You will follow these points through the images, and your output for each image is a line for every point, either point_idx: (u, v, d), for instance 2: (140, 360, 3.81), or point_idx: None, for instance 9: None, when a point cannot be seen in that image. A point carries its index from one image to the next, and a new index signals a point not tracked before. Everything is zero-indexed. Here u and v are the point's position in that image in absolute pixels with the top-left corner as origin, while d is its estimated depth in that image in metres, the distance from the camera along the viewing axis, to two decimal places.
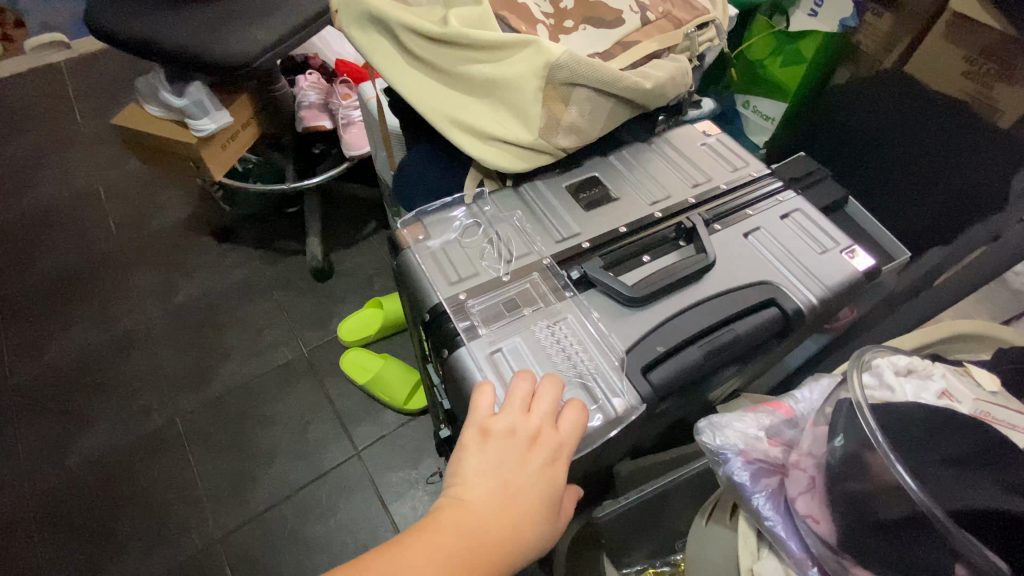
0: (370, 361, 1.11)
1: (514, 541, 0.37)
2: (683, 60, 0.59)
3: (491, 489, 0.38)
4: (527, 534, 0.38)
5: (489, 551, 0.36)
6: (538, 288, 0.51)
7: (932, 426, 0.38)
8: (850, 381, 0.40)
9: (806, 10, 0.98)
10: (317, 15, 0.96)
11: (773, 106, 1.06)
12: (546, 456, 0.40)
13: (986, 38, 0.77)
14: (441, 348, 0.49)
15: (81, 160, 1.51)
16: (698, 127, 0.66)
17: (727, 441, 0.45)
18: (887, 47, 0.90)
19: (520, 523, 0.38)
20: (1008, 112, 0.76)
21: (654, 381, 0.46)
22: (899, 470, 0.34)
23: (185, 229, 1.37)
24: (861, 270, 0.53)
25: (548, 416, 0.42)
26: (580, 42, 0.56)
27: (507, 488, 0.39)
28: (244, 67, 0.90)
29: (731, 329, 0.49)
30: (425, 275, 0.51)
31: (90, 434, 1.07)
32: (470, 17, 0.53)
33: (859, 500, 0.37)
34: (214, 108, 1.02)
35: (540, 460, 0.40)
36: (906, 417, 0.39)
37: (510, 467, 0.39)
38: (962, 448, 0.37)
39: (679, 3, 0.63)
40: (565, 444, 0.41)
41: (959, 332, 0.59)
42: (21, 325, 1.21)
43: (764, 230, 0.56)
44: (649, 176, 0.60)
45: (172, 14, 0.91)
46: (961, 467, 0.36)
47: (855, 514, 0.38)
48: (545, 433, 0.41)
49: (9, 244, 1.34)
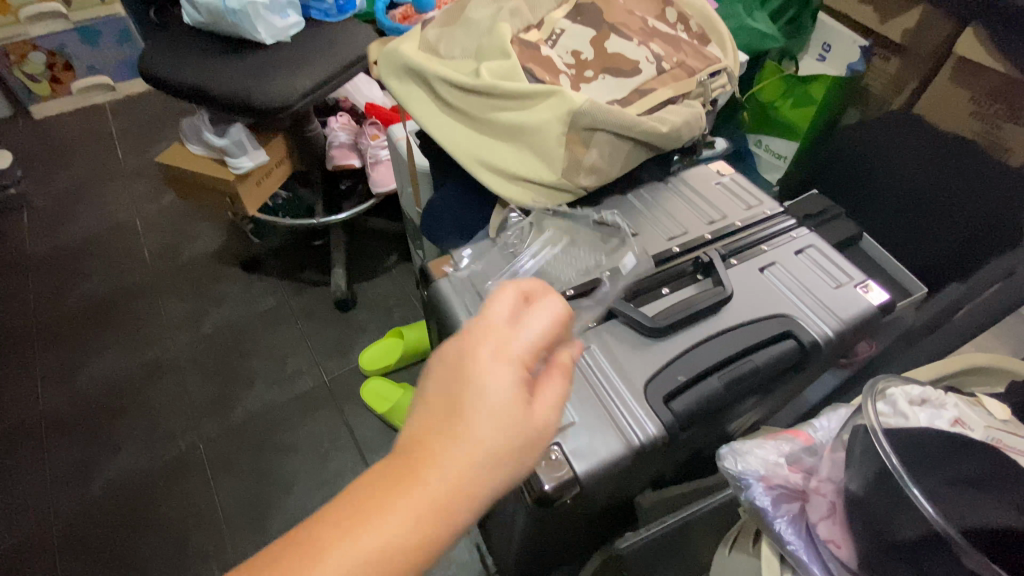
0: (390, 391, 1.13)
1: (483, 469, 0.29)
2: (696, 106, 0.62)
3: (436, 420, 0.29)
4: (498, 458, 0.29)
5: (454, 488, 0.28)
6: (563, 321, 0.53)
7: (948, 450, 0.38)
8: (866, 408, 0.41)
9: (815, 55, 1.08)
10: (351, 63, 1.03)
11: (785, 145, 1.09)
12: (505, 356, 0.31)
13: (991, 82, 0.86)
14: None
15: (121, 195, 1.59)
16: (712, 168, 0.69)
17: (748, 466, 0.46)
18: (894, 90, 1.01)
19: (481, 445, 0.29)
20: (1015, 151, 0.86)
21: (675, 410, 0.48)
22: (918, 497, 0.35)
23: (215, 260, 1.43)
24: (875, 304, 0.55)
25: (496, 316, 0.32)
26: (600, 91, 0.60)
27: (452, 409, 0.30)
28: (284, 110, 0.97)
29: (749, 359, 0.50)
30: (453, 304, 0.54)
31: (116, 457, 1.10)
32: (499, 69, 0.58)
33: (876, 519, 0.38)
34: (252, 147, 1.08)
35: (492, 357, 0.30)
36: (922, 441, 0.39)
37: (451, 384, 0.30)
38: (977, 471, 0.37)
39: (692, 53, 0.67)
40: (531, 340, 0.32)
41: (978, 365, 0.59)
42: (56, 350, 1.26)
43: (779, 265, 0.58)
44: (666, 214, 0.63)
45: (219, 62, 0.99)
46: (977, 490, 0.36)
47: (871, 532, 0.38)
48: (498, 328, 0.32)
49: (50, 273, 1.41)
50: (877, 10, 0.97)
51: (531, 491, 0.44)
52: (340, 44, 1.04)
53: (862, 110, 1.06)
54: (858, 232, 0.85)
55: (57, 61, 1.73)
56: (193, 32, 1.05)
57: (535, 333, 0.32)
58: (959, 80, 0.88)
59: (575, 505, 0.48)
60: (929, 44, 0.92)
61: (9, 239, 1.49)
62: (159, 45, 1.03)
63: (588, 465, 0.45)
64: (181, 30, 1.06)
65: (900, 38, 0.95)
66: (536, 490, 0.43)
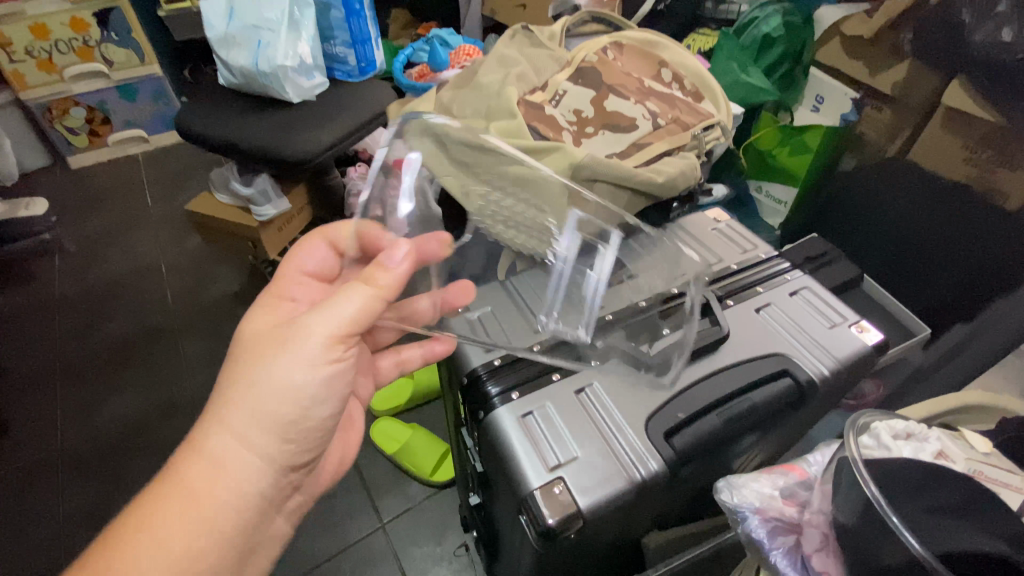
0: (399, 432, 1.14)
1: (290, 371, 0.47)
2: (692, 157, 0.67)
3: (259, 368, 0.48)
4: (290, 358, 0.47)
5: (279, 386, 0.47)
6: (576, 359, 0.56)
7: (923, 479, 0.39)
8: (845, 440, 0.42)
9: (808, 106, 1.11)
10: (371, 120, 1.11)
11: (784, 191, 1.13)
12: (293, 275, 0.57)
13: (982, 130, 0.85)
14: (477, 411, 0.53)
15: (148, 240, 1.67)
16: (709, 214, 0.73)
17: (743, 499, 0.47)
18: (890, 138, 1.01)
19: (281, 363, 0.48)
20: (1013, 196, 0.82)
21: (676, 445, 0.49)
22: (900, 527, 0.35)
23: (234, 302, 1.48)
24: (870, 344, 0.57)
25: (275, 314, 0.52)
26: (599, 146, 0.66)
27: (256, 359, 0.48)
28: (307, 162, 1.04)
29: (748, 397, 0.52)
30: (463, 345, 0.57)
31: (129, 497, 1.11)
32: (506, 127, 0.64)
33: (861, 549, 0.37)
34: (275, 196, 1.15)
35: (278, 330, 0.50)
36: (898, 471, 0.40)
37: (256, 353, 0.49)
38: (952, 500, 0.38)
39: (686, 109, 0.72)
40: (314, 262, 0.59)
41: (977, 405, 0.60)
42: (77, 390, 1.30)
43: (774, 305, 0.61)
44: (666, 257, 0.65)
45: (249, 119, 1.07)
46: (952, 518, 0.37)
47: (856, 559, 0.38)
48: (300, 259, 0.58)
49: (77, 314, 1.47)
50: (866, 65, 1.00)
51: (534, 525, 0.45)
52: (361, 102, 1.12)
53: (858, 156, 1.06)
54: (859, 274, 0.88)
55: (96, 115, 1.83)
56: (226, 92, 1.14)
57: (315, 258, 0.59)
58: (950, 127, 0.89)
59: (580, 543, 0.49)
60: (920, 93, 0.94)
61: (41, 281, 1.56)
62: (194, 104, 1.12)
63: (591, 499, 0.46)
64: (216, 91, 1.16)
65: (889, 90, 0.98)
66: (540, 523, 0.44)
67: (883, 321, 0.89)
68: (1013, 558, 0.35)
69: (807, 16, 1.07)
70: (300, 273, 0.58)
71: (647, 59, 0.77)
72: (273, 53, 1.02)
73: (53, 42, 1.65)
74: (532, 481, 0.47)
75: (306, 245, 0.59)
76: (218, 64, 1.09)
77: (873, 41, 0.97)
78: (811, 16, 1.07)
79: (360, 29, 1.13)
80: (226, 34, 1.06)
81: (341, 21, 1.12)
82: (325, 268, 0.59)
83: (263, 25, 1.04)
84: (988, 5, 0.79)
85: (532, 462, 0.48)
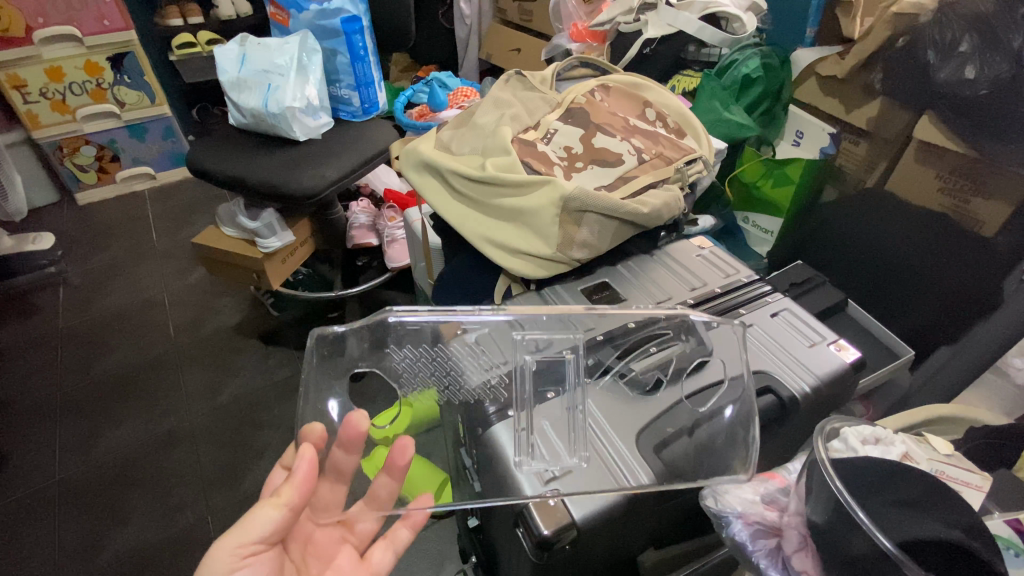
0: None
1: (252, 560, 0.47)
2: (675, 190, 0.73)
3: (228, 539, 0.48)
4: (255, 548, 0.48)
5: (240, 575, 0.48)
6: (539, 377, 0.60)
7: (888, 476, 0.42)
8: (814, 443, 0.45)
9: (790, 141, 1.13)
10: (373, 156, 1.17)
11: (770, 221, 1.12)
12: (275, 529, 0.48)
13: (953, 162, 0.90)
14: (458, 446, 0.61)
15: (149, 271, 1.67)
16: (693, 242, 0.78)
17: (727, 504, 0.49)
18: (868, 168, 1.05)
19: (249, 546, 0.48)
20: (988, 223, 0.88)
21: (665, 458, 0.54)
22: (869, 523, 0.38)
23: (235, 332, 1.48)
24: (848, 361, 0.60)
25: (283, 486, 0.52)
26: (589, 179, 0.71)
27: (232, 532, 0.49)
28: (312, 197, 1.08)
29: (732, 412, 0.57)
30: (461, 364, 0.61)
31: (125, 530, 1.10)
32: (502, 163, 0.71)
33: (832, 542, 0.41)
34: (281, 229, 1.20)
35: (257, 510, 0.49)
36: (865, 468, 0.43)
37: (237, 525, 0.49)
38: (915, 493, 0.41)
39: (669, 145, 0.78)
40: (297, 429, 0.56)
41: (936, 414, 0.67)
42: (77, 421, 1.28)
43: (756, 326, 0.65)
44: (653, 282, 0.72)
45: (257, 156, 1.13)
46: (913, 510, 0.40)
47: (828, 552, 0.42)
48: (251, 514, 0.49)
49: (78, 346, 1.45)
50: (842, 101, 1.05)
51: (531, 536, 0.48)
52: (365, 139, 1.19)
53: (839, 187, 1.10)
54: (843, 298, 0.91)
55: (105, 153, 1.87)
56: (237, 132, 1.21)
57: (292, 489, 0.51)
58: (922, 158, 0.94)
59: (573, 556, 0.51)
60: (893, 127, 0.98)
61: (44, 314, 1.55)
62: (205, 142, 1.18)
63: (586, 511, 0.49)
64: (227, 131, 1.22)
65: (865, 125, 1.02)
66: (536, 534, 0.48)
67: (868, 342, 0.91)
68: (968, 543, 0.38)
69: (784, 57, 1.09)
70: (232, 556, 0.48)
71: (632, 100, 0.83)
72: (283, 95, 1.09)
73: (67, 84, 1.70)
74: (528, 493, 0.50)
75: (249, 520, 0.48)
76: (228, 105, 1.15)
77: (846, 79, 1.02)
78: (786, 57, 1.09)
79: (363, 73, 1.19)
80: (238, 78, 1.12)
81: (347, 65, 1.18)
82: (268, 540, 0.49)
83: (274, 70, 1.10)
84: (951, 46, 0.84)
85: (528, 477, 0.51)
